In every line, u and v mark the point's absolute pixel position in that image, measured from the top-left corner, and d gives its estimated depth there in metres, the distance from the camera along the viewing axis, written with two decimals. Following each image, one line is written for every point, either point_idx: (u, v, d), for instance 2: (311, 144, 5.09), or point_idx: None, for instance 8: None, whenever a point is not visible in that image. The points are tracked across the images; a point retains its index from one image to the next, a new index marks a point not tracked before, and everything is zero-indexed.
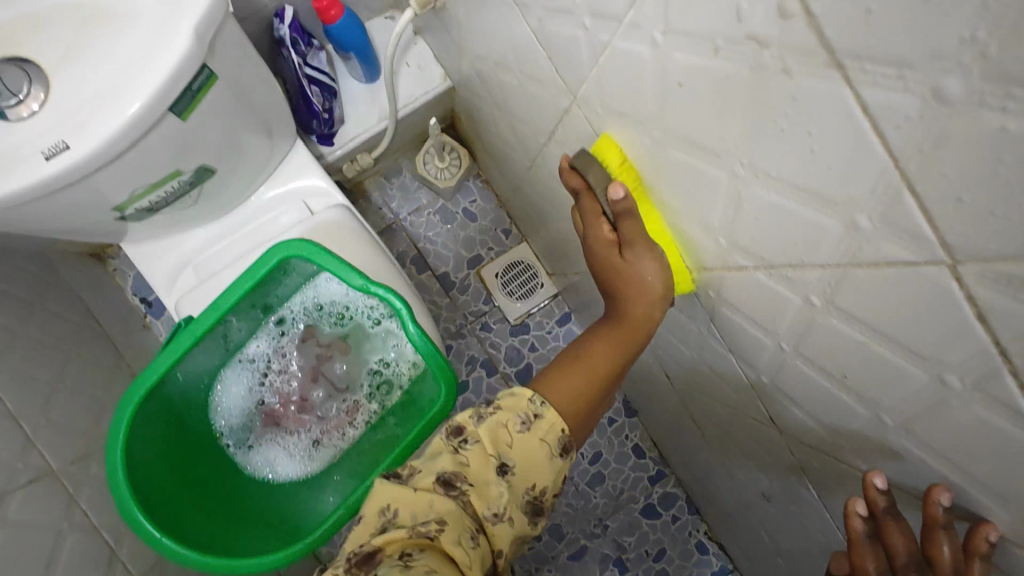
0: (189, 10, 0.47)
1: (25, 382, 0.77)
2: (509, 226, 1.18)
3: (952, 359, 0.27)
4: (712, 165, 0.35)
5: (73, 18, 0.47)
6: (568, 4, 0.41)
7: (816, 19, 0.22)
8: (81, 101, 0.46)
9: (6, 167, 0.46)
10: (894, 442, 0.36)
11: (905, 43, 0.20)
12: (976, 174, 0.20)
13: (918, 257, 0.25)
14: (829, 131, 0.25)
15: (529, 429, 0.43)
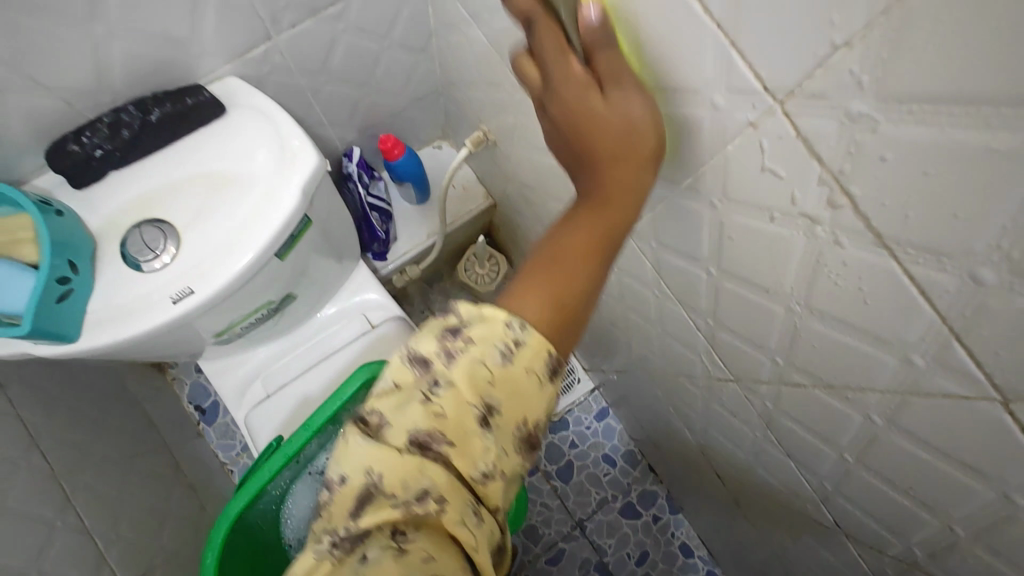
0: (299, 171, 0.55)
1: (98, 498, 0.80)
2: None
3: (1015, 479, 0.30)
4: (769, 300, 0.41)
5: (201, 183, 0.55)
6: None
7: (864, 212, 0.28)
8: (207, 252, 0.54)
9: (140, 312, 0.52)
10: (968, 552, 0.38)
11: (942, 239, 0.25)
12: (1014, 335, 0.25)
13: (972, 393, 0.29)
14: (881, 290, 0.30)
15: (513, 364, 0.33)
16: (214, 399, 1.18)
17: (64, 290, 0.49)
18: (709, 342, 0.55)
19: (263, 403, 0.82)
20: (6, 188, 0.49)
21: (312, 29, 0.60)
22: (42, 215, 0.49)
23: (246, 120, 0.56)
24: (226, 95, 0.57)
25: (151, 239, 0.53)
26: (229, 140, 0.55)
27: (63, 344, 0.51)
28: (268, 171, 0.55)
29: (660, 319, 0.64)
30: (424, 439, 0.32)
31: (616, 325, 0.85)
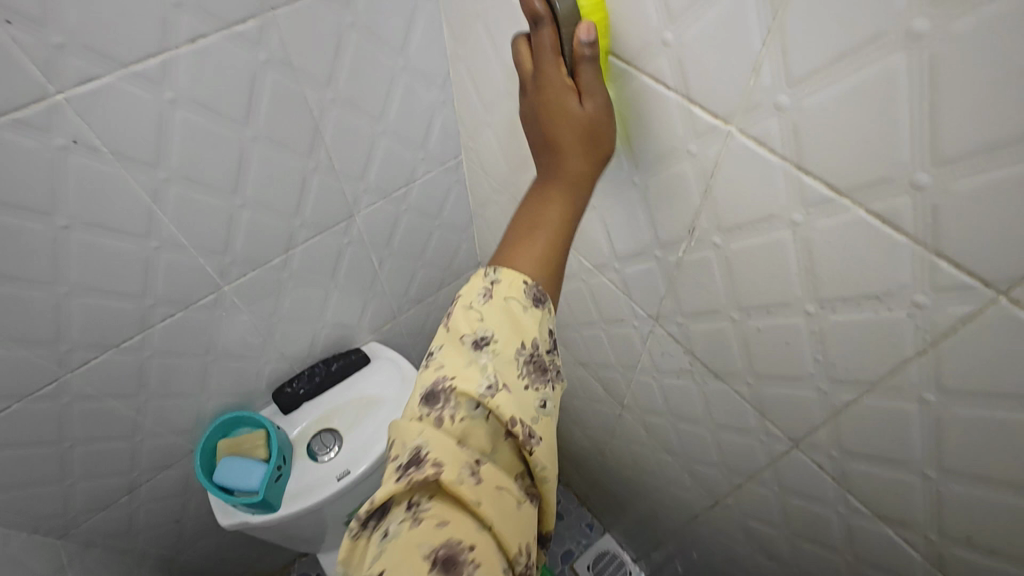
0: (411, 391, 0.89)
1: None
2: (591, 519, 1.45)
3: (831, 497, 0.55)
4: (700, 428, 0.69)
5: (352, 405, 0.89)
6: (608, 364, 0.81)
7: (705, 363, 0.60)
8: (357, 446, 0.85)
9: (317, 489, 0.82)
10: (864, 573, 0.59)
11: (730, 368, 0.56)
12: (775, 408, 0.54)
13: (786, 447, 0.56)
14: (731, 401, 0.60)
15: (492, 298, 0.41)
16: None
17: (277, 473, 0.80)
18: (691, 476, 0.80)
19: None
20: (252, 413, 0.83)
21: (417, 312, 1.00)
22: (273, 428, 0.82)
23: (382, 364, 0.93)
24: (371, 352, 0.95)
25: (327, 441, 0.86)
26: (371, 376, 0.91)
27: (268, 511, 0.80)
28: (396, 392, 0.90)
29: (663, 472, 0.89)
30: (432, 392, 0.40)
31: (640, 495, 1.08)
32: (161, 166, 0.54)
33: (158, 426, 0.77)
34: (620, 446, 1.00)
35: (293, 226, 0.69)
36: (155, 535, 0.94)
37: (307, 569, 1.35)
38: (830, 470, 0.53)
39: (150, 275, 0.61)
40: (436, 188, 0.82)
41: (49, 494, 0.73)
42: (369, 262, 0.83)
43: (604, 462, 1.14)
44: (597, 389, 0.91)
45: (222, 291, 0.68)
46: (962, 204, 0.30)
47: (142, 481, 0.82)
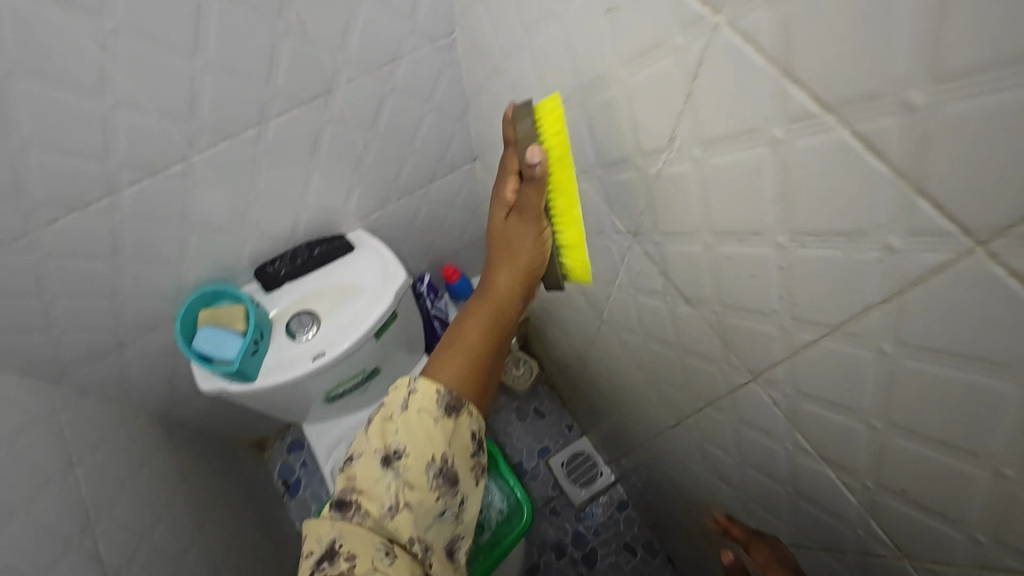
0: (392, 282, 0.88)
1: (213, 526, 1.06)
2: (570, 421, 1.51)
3: (782, 431, 0.54)
4: (669, 348, 0.68)
5: (332, 289, 0.89)
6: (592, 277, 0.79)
7: (676, 284, 0.57)
8: (334, 330, 0.86)
9: (292, 365, 0.84)
10: (807, 509, 0.60)
11: (699, 292, 0.54)
12: (737, 337, 0.52)
13: (746, 377, 0.54)
14: (697, 325, 0.58)
15: (408, 407, 0.57)
16: (296, 475, 1.45)
17: (254, 346, 0.83)
18: (661, 397, 0.80)
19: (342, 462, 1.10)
20: (232, 287, 0.85)
21: (406, 203, 0.97)
22: (252, 304, 0.83)
23: (364, 254, 0.92)
24: (354, 240, 0.94)
25: (304, 322, 0.87)
26: (354, 263, 0.91)
27: (249, 380, 0.83)
28: (376, 283, 0.89)
29: (637, 392, 0.90)
30: (346, 499, 0.55)
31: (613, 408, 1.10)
32: (107, 14, 0.51)
33: (139, 290, 0.79)
34: (600, 362, 1.00)
35: (264, 96, 0.65)
36: (151, 390, 1.00)
37: (299, 434, 1.48)
38: (784, 406, 0.51)
39: (110, 135, 0.59)
40: (425, 69, 0.75)
41: (37, 343, 0.77)
42: (353, 144, 0.79)
43: (587, 375, 1.15)
44: (581, 302, 0.90)
45: (193, 161, 0.66)
46: (958, 125, 0.25)
47: (132, 339, 0.86)
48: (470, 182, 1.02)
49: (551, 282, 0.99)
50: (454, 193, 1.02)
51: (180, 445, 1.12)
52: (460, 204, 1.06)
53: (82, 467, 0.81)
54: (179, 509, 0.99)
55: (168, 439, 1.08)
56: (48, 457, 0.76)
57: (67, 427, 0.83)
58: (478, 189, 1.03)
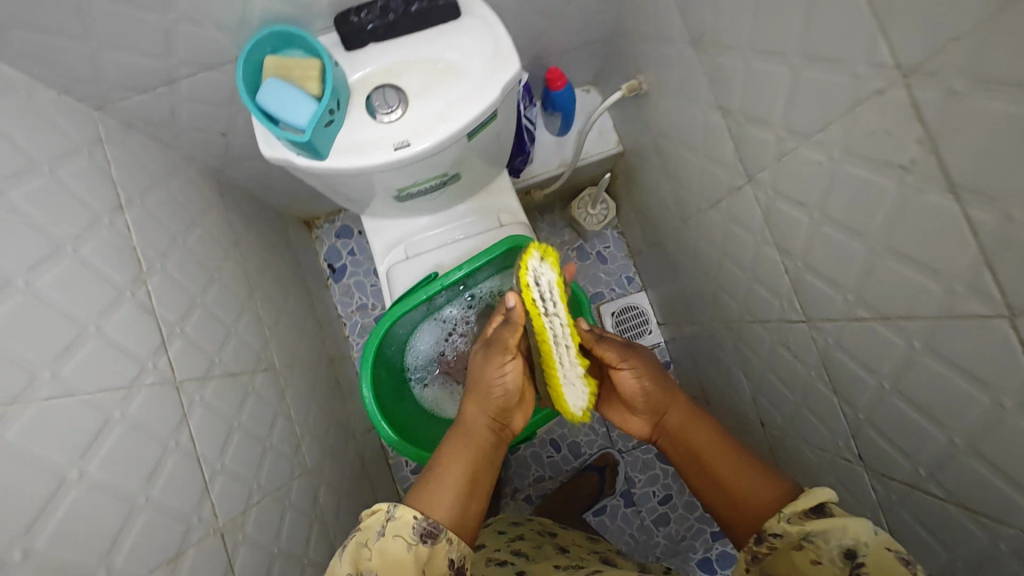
0: (504, 75, 0.72)
1: (259, 292, 1.07)
2: (632, 274, 1.49)
3: (960, 268, 0.46)
4: (822, 153, 0.57)
5: (429, 69, 0.73)
6: (756, 118, 0.67)
7: (910, 57, 0.43)
8: (426, 120, 0.74)
9: (369, 149, 0.74)
10: (924, 362, 0.56)
11: (947, 59, 0.40)
12: (986, 149, 0.40)
13: (949, 185, 0.44)
14: (913, 138, 0.46)
15: (387, 531, 0.63)
16: (342, 261, 1.50)
17: (329, 117, 0.70)
18: (766, 217, 0.73)
19: (405, 264, 1.06)
20: (306, 34, 0.70)
21: None
22: (328, 61, 0.69)
23: (472, 26, 0.74)
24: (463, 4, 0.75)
25: (389, 98, 0.73)
26: (457, 35, 0.73)
27: (314, 156, 0.72)
28: (483, 70, 0.73)
29: (730, 211, 0.82)
30: None
31: (692, 229, 1.01)
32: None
33: (195, 8, 0.66)
34: (712, 224, 0.90)
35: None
36: (201, 136, 0.92)
37: (350, 222, 1.50)
38: (984, 232, 0.43)
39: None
40: None
41: (74, 54, 0.66)
42: None
43: (679, 228, 1.08)
44: (703, 120, 0.79)
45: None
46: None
47: (181, 75, 0.77)
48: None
49: (659, 82, 0.91)
50: None
51: (228, 205, 1.06)
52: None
53: (131, 210, 0.75)
54: (225, 268, 0.96)
55: (219, 193, 1.04)
56: (92, 191, 0.69)
57: (113, 161, 0.75)
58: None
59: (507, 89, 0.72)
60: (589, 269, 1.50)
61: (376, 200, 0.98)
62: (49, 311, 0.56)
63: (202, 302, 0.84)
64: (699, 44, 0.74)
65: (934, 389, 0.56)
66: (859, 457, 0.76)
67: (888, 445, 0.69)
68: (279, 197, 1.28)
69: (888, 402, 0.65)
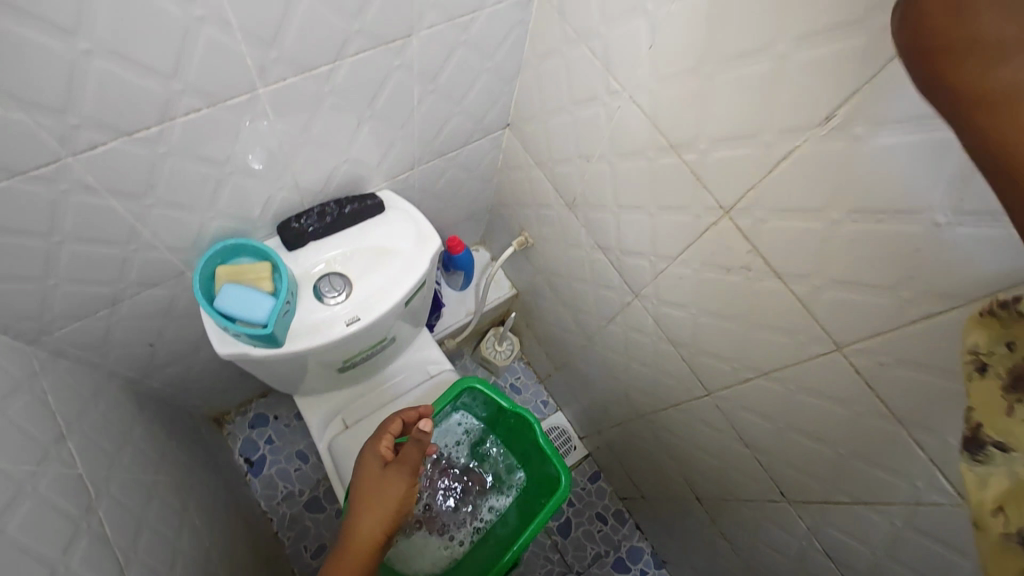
0: (428, 248, 0.88)
1: (191, 503, 0.99)
2: (547, 398, 1.60)
3: (797, 328, 0.65)
4: (683, 266, 0.77)
5: (368, 255, 0.86)
6: (636, 253, 0.86)
7: (723, 196, 0.64)
8: (370, 295, 0.85)
9: (324, 330, 0.82)
10: (796, 399, 0.72)
11: (737, 188, 0.62)
12: (791, 248, 0.60)
13: (777, 273, 0.63)
14: (739, 250, 0.66)
15: None
16: (262, 452, 1.41)
17: (286, 308, 0.78)
18: (655, 319, 0.91)
19: (345, 434, 1.07)
20: (256, 242, 0.79)
21: (433, 166, 0.99)
22: (277, 261, 0.79)
23: (398, 217, 0.90)
24: (385, 200, 0.92)
25: (335, 284, 0.84)
26: (387, 225, 0.89)
27: (272, 344, 0.78)
28: (411, 249, 0.88)
29: (624, 320, 1.00)
30: None
31: (595, 343, 1.16)
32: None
33: (155, 237, 0.71)
34: (614, 334, 1.06)
35: (350, 29, 0.61)
36: (127, 354, 0.90)
37: (264, 409, 1.44)
38: (802, 291, 0.62)
39: (184, 51, 0.52)
40: (498, 28, 0.75)
41: (26, 293, 0.66)
42: (406, 102, 0.78)
43: (582, 345, 1.23)
44: (590, 256, 0.99)
45: (257, 93, 0.61)
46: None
47: (126, 297, 0.78)
48: (495, 149, 1.05)
49: (544, 235, 1.11)
50: (479, 158, 1.05)
51: (150, 415, 1.02)
52: (479, 170, 1.09)
53: (73, 439, 0.73)
54: (158, 486, 0.90)
55: (140, 409, 0.99)
56: (41, 427, 0.68)
57: (49, 393, 0.74)
58: (507, 157, 1.07)
59: (431, 260, 0.88)
60: None
61: (310, 378, 1.01)
62: (26, 561, 0.54)
63: (146, 522, 0.79)
64: (572, 198, 0.94)
65: (819, 422, 0.70)
66: (782, 495, 0.86)
67: (797, 474, 0.80)
68: (193, 402, 1.23)
69: (790, 440, 0.77)
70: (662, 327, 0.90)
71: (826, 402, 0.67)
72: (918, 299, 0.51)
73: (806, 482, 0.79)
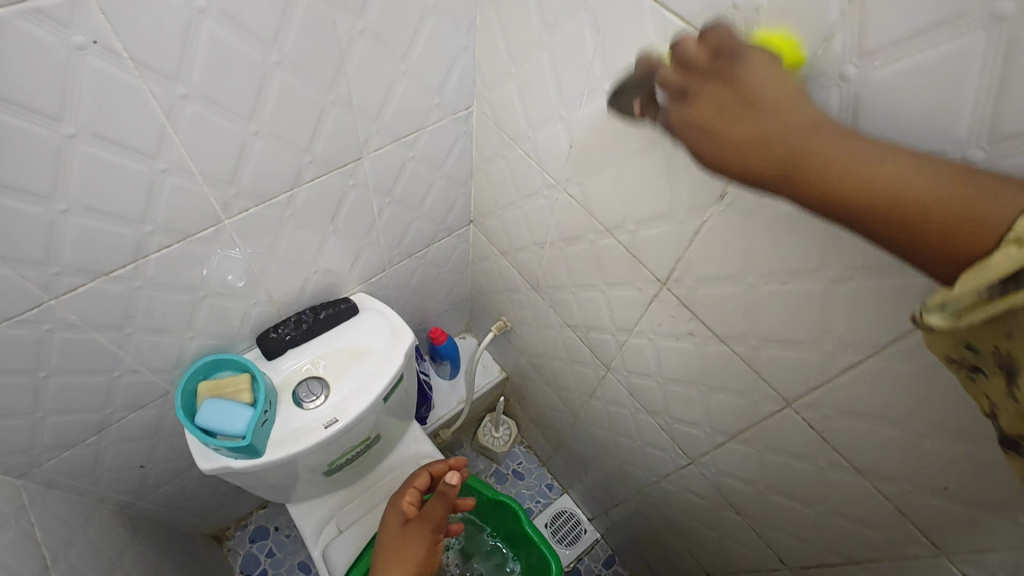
0: (402, 344, 0.92)
1: None
2: (551, 481, 1.56)
3: (749, 388, 0.67)
4: (640, 337, 0.80)
5: (344, 357, 0.90)
6: (598, 328, 0.89)
7: (657, 269, 0.68)
8: (348, 395, 0.87)
9: (304, 435, 0.84)
10: (766, 460, 0.71)
11: (667, 261, 0.66)
12: (723, 311, 0.63)
13: (718, 337, 0.66)
14: (682, 318, 0.69)
15: None
16: (263, 567, 1.37)
17: (264, 417, 0.81)
18: (629, 391, 0.92)
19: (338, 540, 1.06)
20: (236, 356, 0.84)
21: (404, 266, 1.05)
22: (257, 372, 0.83)
23: (372, 317, 0.95)
24: (359, 303, 0.98)
25: (313, 389, 0.87)
26: (361, 326, 0.94)
27: (252, 455, 0.80)
28: (386, 346, 0.92)
29: (603, 394, 1.01)
30: None
31: (583, 420, 1.16)
32: (182, 80, 0.52)
33: (137, 362, 0.76)
34: (597, 408, 1.07)
35: (302, 161, 0.69)
36: (118, 478, 0.92)
37: (263, 521, 1.42)
38: (743, 352, 0.64)
39: (152, 198, 0.59)
40: (443, 140, 0.84)
41: (16, 428, 0.70)
42: (366, 214, 0.85)
43: (573, 422, 1.23)
44: (561, 335, 1.02)
45: (223, 224, 0.68)
46: (881, 90, 0.38)
47: (114, 421, 0.82)
48: (462, 244, 1.12)
49: (519, 318, 1.15)
50: (449, 254, 1.12)
51: (143, 538, 1.02)
52: (451, 264, 1.15)
53: (58, 571, 0.74)
54: None
55: (132, 533, 1.00)
56: (24, 560, 0.69)
57: (35, 526, 0.75)
58: (475, 250, 1.13)
59: (405, 354, 0.91)
60: (511, 492, 1.55)
61: (299, 485, 1.01)
62: None
63: None
64: (535, 282, 0.99)
65: (791, 479, 0.70)
66: (782, 563, 0.83)
67: (788, 538, 0.78)
68: (189, 521, 1.23)
69: (772, 502, 0.76)
70: (636, 398, 0.91)
71: (793, 460, 0.67)
72: (839, 350, 0.53)
73: (796, 544, 0.77)
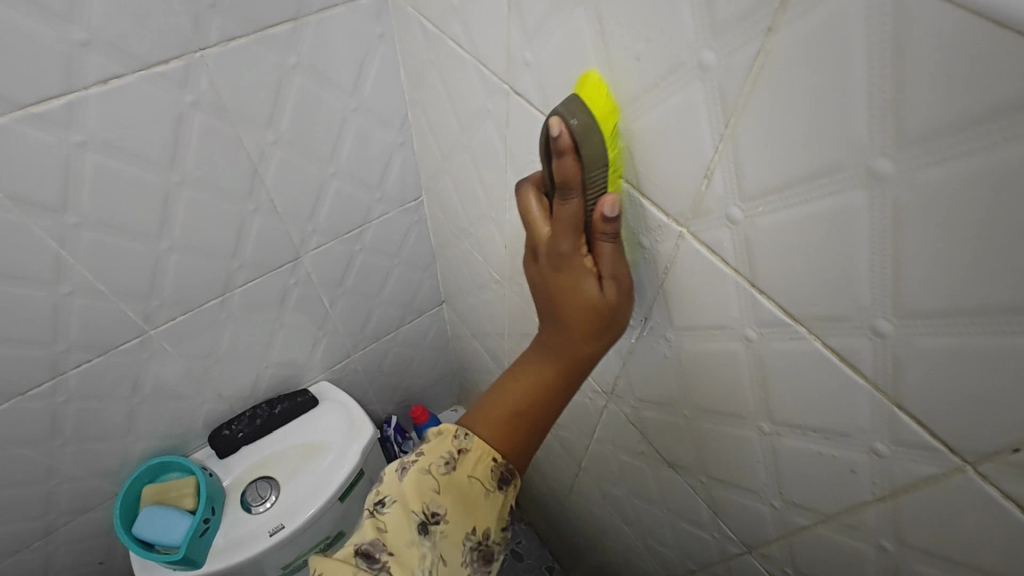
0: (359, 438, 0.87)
1: None
2: (553, 561, 1.42)
3: (707, 524, 0.57)
4: (598, 445, 0.71)
5: (299, 454, 0.87)
6: (563, 427, 0.81)
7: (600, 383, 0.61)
8: (298, 496, 0.83)
9: (248, 542, 0.80)
10: None
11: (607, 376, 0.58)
12: (669, 440, 0.54)
13: (668, 464, 0.57)
14: (631, 438, 0.61)
15: (456, 470, 0.44)
16: None
17: (203, 527, 0.78)
18: (602, 494, 0.83)
19: None
20: (183, 458, 0.81)
21: (373, 350, 1.01)
22: (202, 475, 0.80)
23: (330, 408, 0.91)
24: (321, 392, 0.94)
25: (263, 491, 0.84)
26: (319, 418, 0.90)
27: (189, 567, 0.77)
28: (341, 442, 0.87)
29: (581, 489, 0.92)
30: None
31: (570, 509, 1.06)
32: (71, 209, 0.51)
33: (76, 470, 0.74)
34: (579, 501, 0.98)
35: (230, 267, 0.67)
36: None
37: None
38: (694, 485, 0.55)
39: (60, 319, 0.58)
40: (393, 230, 0.81)
41: None
42: (316, 306, 0.82)
43: (561, 510, 1.13)
44: None
45: (149, 334, 0.66)
46: (771, 240, 0.31)
47: (59, 525, 0.80)
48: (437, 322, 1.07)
49: None
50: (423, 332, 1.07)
51: None
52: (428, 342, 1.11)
53: None
54: None
55: None
56: None
57: None
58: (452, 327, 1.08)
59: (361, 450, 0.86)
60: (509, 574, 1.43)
61: None
62: None
63: None
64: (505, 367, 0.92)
65: None
66: None
67: None
68: None
69: None
70: (609, 502, 0.82)
71: None
72: (787, 508, 0.44)
73: None
